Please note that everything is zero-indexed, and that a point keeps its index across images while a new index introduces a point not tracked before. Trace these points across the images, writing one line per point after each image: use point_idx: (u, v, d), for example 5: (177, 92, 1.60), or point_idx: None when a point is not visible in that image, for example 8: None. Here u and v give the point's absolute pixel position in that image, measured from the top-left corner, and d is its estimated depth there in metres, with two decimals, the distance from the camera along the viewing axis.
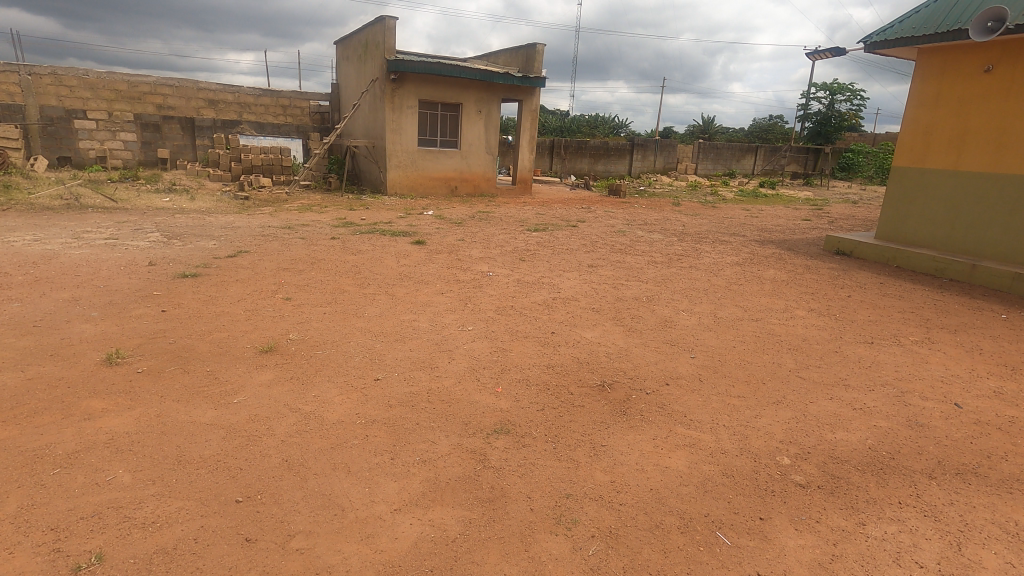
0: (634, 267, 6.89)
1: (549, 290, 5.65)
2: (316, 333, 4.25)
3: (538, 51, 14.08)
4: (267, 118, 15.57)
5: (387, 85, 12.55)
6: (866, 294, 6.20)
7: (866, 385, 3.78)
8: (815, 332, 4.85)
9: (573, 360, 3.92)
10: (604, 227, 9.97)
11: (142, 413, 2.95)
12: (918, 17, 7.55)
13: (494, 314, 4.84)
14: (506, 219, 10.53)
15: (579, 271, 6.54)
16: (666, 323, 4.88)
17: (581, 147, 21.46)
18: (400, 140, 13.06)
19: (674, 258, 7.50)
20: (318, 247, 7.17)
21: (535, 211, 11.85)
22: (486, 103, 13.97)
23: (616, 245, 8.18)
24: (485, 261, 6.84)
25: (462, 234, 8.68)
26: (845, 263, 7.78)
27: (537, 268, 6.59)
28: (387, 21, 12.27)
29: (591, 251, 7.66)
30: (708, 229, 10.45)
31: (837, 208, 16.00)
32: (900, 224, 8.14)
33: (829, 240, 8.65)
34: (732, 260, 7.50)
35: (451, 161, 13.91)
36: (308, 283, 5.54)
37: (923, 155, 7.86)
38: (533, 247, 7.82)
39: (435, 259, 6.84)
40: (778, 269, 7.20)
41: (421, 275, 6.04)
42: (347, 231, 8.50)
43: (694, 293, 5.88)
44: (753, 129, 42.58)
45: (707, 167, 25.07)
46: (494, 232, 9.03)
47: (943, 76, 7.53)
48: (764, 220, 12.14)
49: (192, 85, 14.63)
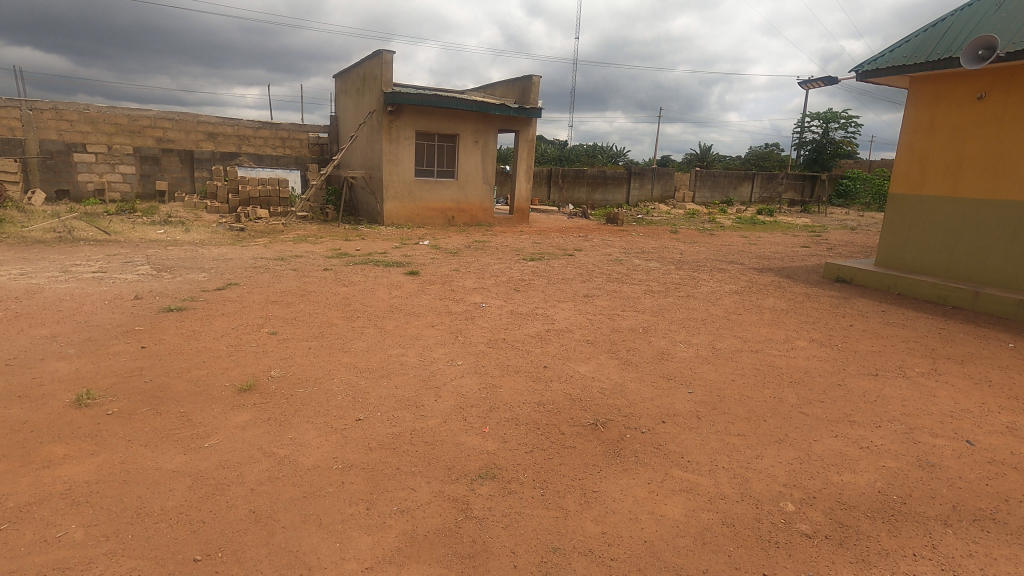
0: (631, 297, 6.78)
1: (543, 322, 5.51)
2: (299, 369, 4.10)
3: (534, 83, 14.26)
4: (266, 150, 15.73)
5: (384, 118, 12.67)
6: (868, 323, 6.06)
7: (873, 421, 3.60)
8: (816, 364, 4.69)
9: (565, 396, 3.76)
10: (601, 256, 9.88)
11: (105, 459, 2.79)
12: (908, 47, 7.61)
13: (485, 347, 4.70)
14: (503, 249, 10.47)
15: (575, 302, 6.42)
16: (662, 355, 4.73)
17: (579, 176, 21.62)
18: (397, 171, 13.11)
19: (672, 287, 7.38)
20: (309, 279, 7.07)
21: (532, 240, 11.80)
22: (483, 133, 14.07)
23: (612, 274, 8.08)
24: (478, 291, 6.75)
25: (457, 264, 8.59)
26: (845, 291, 7.66)
27: (532, 299, 6.47)
28: (384, 55, 12.47)
29: (587, 281, 7.56)
30: (706, 256, 10.36)
31: (835, 234, 15.99)
32: (901, 250, 8.04)
33: (829, 267, 8.56)
34: (730, 288, 7.39)
35: (448, 191, 13.94)
36: (296, 316, 5.42)
37: (919, 182, 7.82)
38: (528, 277, 7.72)
39: (428, 290, 6.74)
40: (777, 297, 7.08)
41: (413, 307, 5.92)
42: (341, 262, 8.41)
43: (692, 323, 5.75)
44: (749, 157, 43.00)
45: (704, 195, 25.19)
46: (490, 262, 8.95)
47: (935, 104, 7.54)
48: (762, 248, 12.07)
49: (192, 118, 14.91)
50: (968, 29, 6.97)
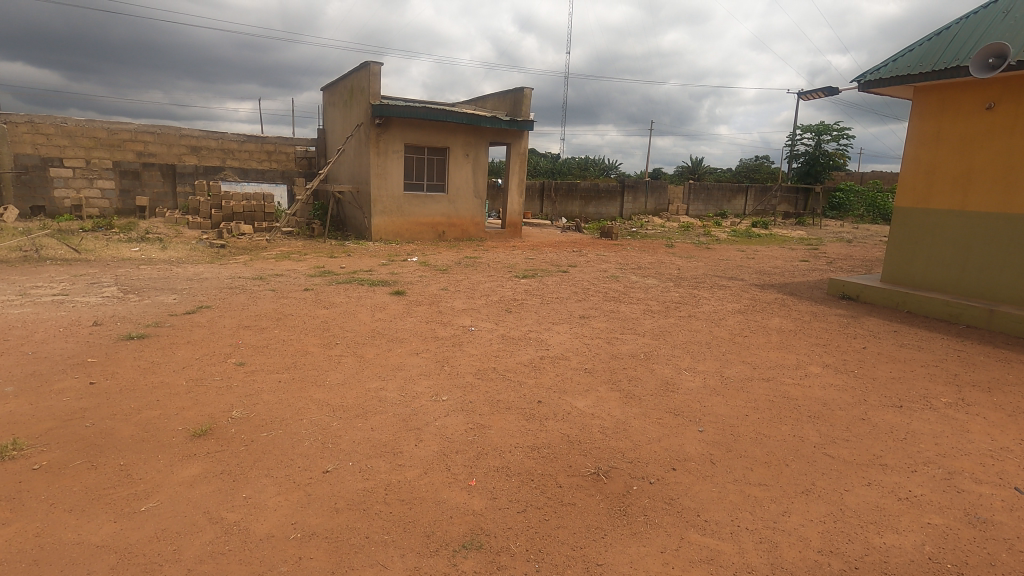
0: (629, 318, 6.39)
1: (537, 347, 5.11)
2: (263, 408, 3.66)
3: (526, 95, 14.00)
4: (251, 163, 15.33)
5: (372, 131, 12.33)
6: (882, 345, 5.70)
7: (907, 464, 3.21)
8: (835, 394, 4.30)
9: (562, 439, 3.35)
10: (596, 272, 9.52)
11: (18, 531, 2.34)
12: (912, 56, 7.38)
13: (474, 379, 4.28)
14: (495, 265, 10.08)
15: (570, 324, 6.03)
16: (667, 386, 4.33)
17: (572, 189, 21.37)
18: (385, 185, 12.75)
19: (671, 306, 7.01)
20: (288, 301, 6.65)
21: (525, 256, 11.42)
22: (474, 146, 13.74)
23: (609, 293, 7.71)
24: (468, 313, 6.35)
25: (446, 282, 8.20)
26: (853, 309, 7.32)
27: (525, 321, 6.08)
28: (372, 67, 12.17)
29: (582, 300, 7.18)
30: (705, 272, 10.02)
31: (832, 247, 15.75)
32: (909, 266, 7.73)
33: (834, 283, 8.24)
34: (733, 307, 7.03)
35: (438, 205, 13.58)
36: (268, 344, 4.98)
37: (926, 195, 7.53)
38: (521, 296, 7.33)
39: (414, 312, 6.34)
40: (783, 317, 6.72)
41: (397, 331, 5.51)
42: (323, 281, 7.99)
43: (696, 347, 5.37)
44: (741, 169, 43.14)
45: (698, 208, 25.03)
46: (481, 280, 8.56)
47: (941, 114, 7.29)
48: (761, 262, 11.75)
49: (174, 132, 14.50)
50: (974, 38, 6.74)
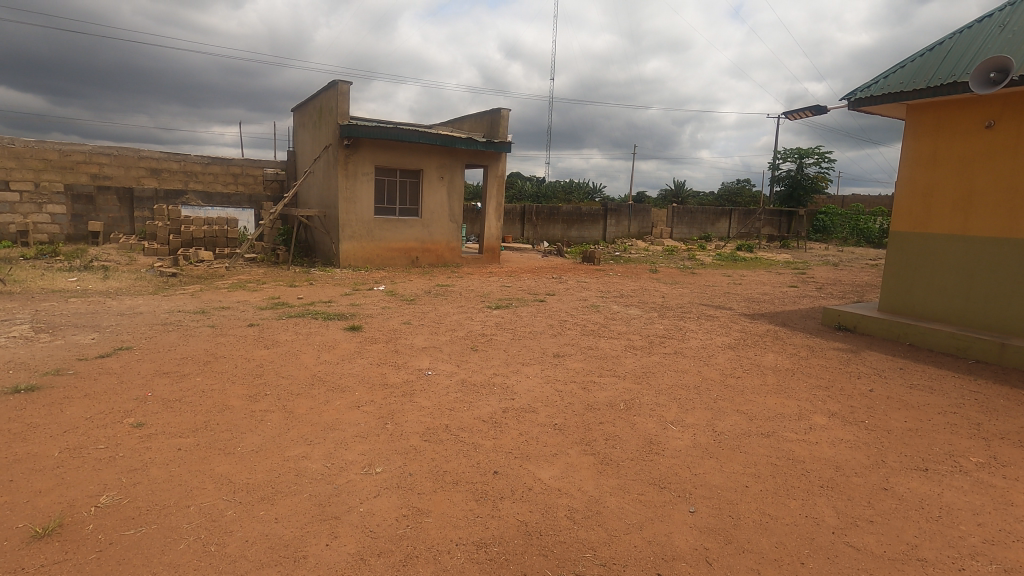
0: (609, 356, 5.73)
1: (501, 396, 4.40)
2: (145, 490, 2.91)
3: (503, 116, 13.54)
4: (216, 187, 14.59)
5: (340, 152, 11.72)
6: (889, 386, 5.08)
7: (952, 561, 2.55)
8: (848, 453, 3.65)
9: (520, 531, 2.64)
10: (575, 302, 8.88)
11: None
12: (904, 72, 6.99)
13: (419, 442, 3.56)
14: (467, 294, 9.40)
15: (542, 365, 5.34)
16: (651, 446, 3.65)
17: (553, 213, 20.89)
18: (354, 209, 12.10)
19: (656, 341, 6.36)
20: (225, 339, 5.89)
21: (501, 283, 10.78)
22: (450, 168, 13.18)
23: (587, 325, 7.06)
24: (427, 353, 5.64)
25: (411, 315, 7.49)
26: (851, 342, 6.76)
27: (491, 362, 5.38)
28: (341, 86, 11.63)
29: (558, 335, 6.51)
30: (691, 300, 9.44)
31: (820, 271, 15.36)
32: (908, 295, 7.22)
33: (828, 313, 7.71)
34: (722, 342, 6.41)
35: (412, 230, 12.92)
36: (183, 396, 4.23)
37: (924, 219, 7.05)
38: (490, 331, 6.64)
39: (366, 352, 5.62)
40: (778, 352, 6.11)
41: (341, 377, 4.77)
42: (273, 314, 7.23)
43: (683, 392, 4.70)
44: (723, 193, 43.30)
45: (682, 231, 24.70)
46: (449, 311, 7.87)
47: (938, 134, 6.86)
48: (748, 288, 11.23)
49: (133, 154, 13.75)
50: (969, 52, 6.36)
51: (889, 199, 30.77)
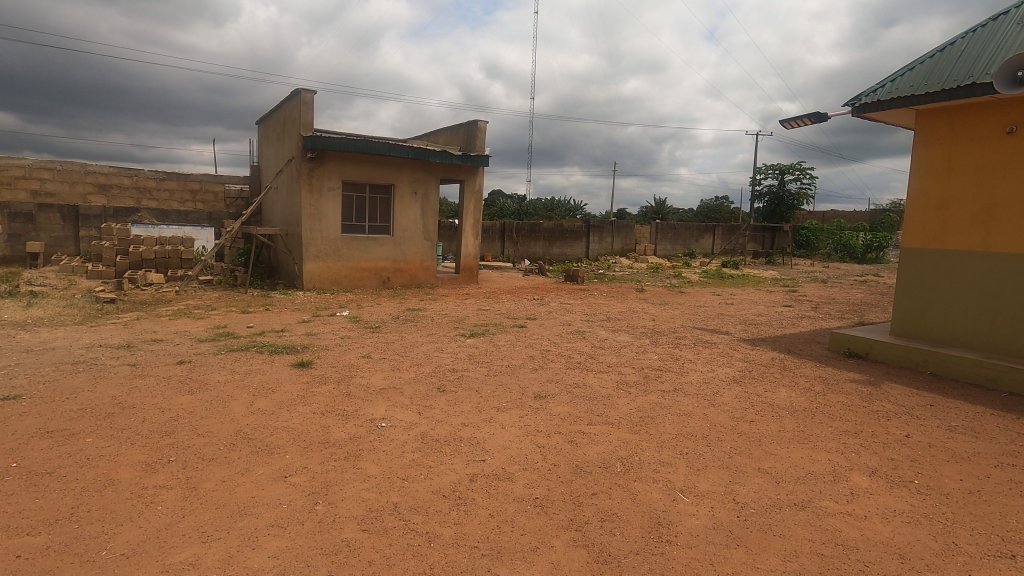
0: (600, 396, 4.91)
1: (468, 458, 3.53)
2: None
3: (480, 128, 12.86)
4: (172, 204, 13.58)
5: (303, 165, 10.87)
6: (927, 431, 4.33)
7: None
8: (909, 533, 2.86)
9: None
10: (558, 327, 8.06)
11: None
12: (911, 76, 6.48)
13: (356, 535, 2.68)
14: (440, 320, 8.54)
15: (521, 410, 4.48)
16: (660, 531, 2.81)
17: (534, 230, 20.17)
18: (319, 227, 11.21)
19: (651, 375, 5.55)
20: (143, 382, 4.93)
21: (478, 306, 9.95)
22: (423, 183, 12.38)
23: (573, 356, 6.24)
24: (384, 396, 4.74)
25: (373, 346, 6.60)
26: (866, 372, 6.05)
27: (460, 408, 4.51)
28: (304, 95, 10.82)
29: (540, 369, 5.68)
30: (684, 324, 8.70)
31: (811, 289, 14.84)
32: (924, 317, 6.56)
33: (835, 337, 7.03)
34: (726, 375, 5.64)
35: (382, 248, 12.04)
36: (57, 467, 3.28)
37: (939, 234, 6.42)
38: (463, 365, 5.78)
39: (312, 396, 4.72)
40: (790, 388, 5.36)
41: (272, 433, 3.87)
42: (213, 348, 6.27)
43: (691, 445, 3.89)
44: (703, 209, 43.21)
45: (666, 247, 24.19)
46: (418, 341, 6.99)
47: (953, 141, 6.27)
48: (742, 309, 10.55)
49: (79, 168, 12.72)
50: (985, 53, 5.89)
51: (869, 215, 30.85)
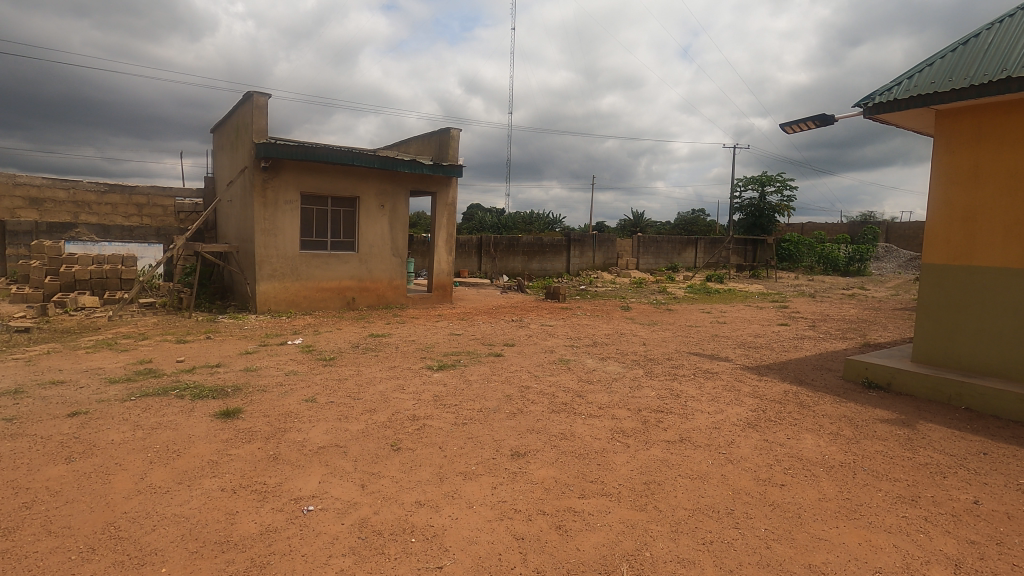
0: (592, 452, 3.98)
1: (419, 565, 2.57)
2: None
3: (453, 137, 12.01)
4: (115, 219, 12.38)
5: (256, 175, 9.84)
6: (998, 494, 3.50)
7: None
8: None
9: None
10: (539, 355, 7.12)
11: None
12: (930, 72, 5.80)
13: None
14: (406, 348, 7.53)
15: (494, 478, 3.53)
16: None
17: (513, 244, 19.31)
18: (275, 243, 10.16)
19: (651, 420, 4.65)
20: (9, 446, 3.83)
21: (450, 330, 8.98)
22: (391, 195, 11.43)
23: (558, 395, 5.31)
24: (321, 460, 3.74)
25: (322, 384, 5.58)
26: (896, 409, 5.24)
27: (416, 475, 3.53)
28: (257, 98, 9.83)
29: (519, 414, 4.73)
30: (678, 348, 7.84)
31: (801, 305, 14.21)
32: (952, 343, 5.81)
33: (851, 366, 6.24)
34: (738, 418, 4.77)
35: (346, 266, 11.02)
36: None
37: (966, 249, 5.70)
38: (426, 410, 4.80)
39: (228, 462, 3.68)
40: (816, 433, 4.50)
41: (155, 530, 2.83)
42: (123, 391, 5.17)
43: (716, 530, 2.98)
44: (681, 222, 43.05)
45: (648, 261, 23.55)
46: (376, 376, 5.98)
47: (979, 144, 5.58)
48: (737, 330, 9.77)
49: (6, 180, 11.48)
50: (1016, 47, 5.24)
51: (847, 227, 30.79)
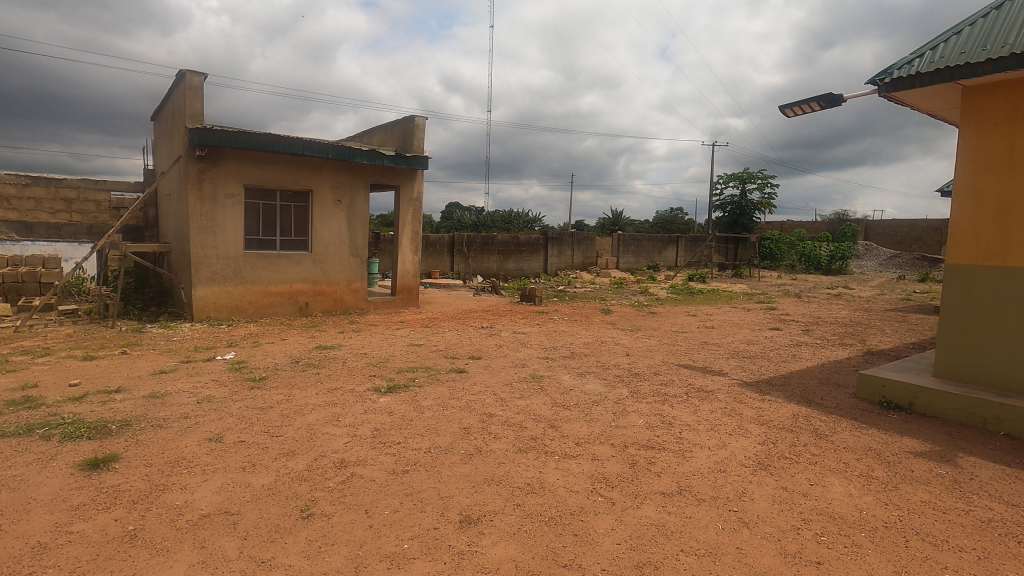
0: (566, 516, 3.03)
1: None
2: None
3: (417, 125, 10.98)
4: (40, 215, 11.01)
5: (191, 165, 8.70)
6: None
7: None
8: None
9: None
10: (508, 371, 6.16)
11: None
12: (958, 42, 4.98)
13: None
14: (354, 363, 6.49)
15: (431, 565, 2.56)
16: None
17: (487, 243, 18.33)
18: (215, 242, 9.03)
19: (640, 463, 3.73)
20: None
21: (411, 339, 7.98)
22: (349, 189, 10.36)
23: (526, 427, 4.35)
24: (195, 540, 2.73)
25: (237, 416, 4.53)
26: (927, 437, 4.41)
27: (322, 564, 2.55)
28: (191, 79, 8.70)
29: (475, 457, 3.77)
30: (665, 360, 6.94)
31: (789, 306, 13.52)
32: (984, 355, 5.02)
33: (865, 382, 5.43)
34: (746, 458, 3.88)
35: (298, 268, 9.93)
36: None
37: (1000, 248, 4.91)
38: (359, 454, 3.80)
39: (61, 547, 2.64)
40: (843, 477, 3.63)
41: None
42: None
43: None
44: (660, 220, 42.54)
45: (629, 260, 22.79)
46: (309, 403, 4.95)
47: (1015, 125, 4.79)
48: (727, 336, 8.94)
49: None
50: None
51: (827, 224, 30.54)
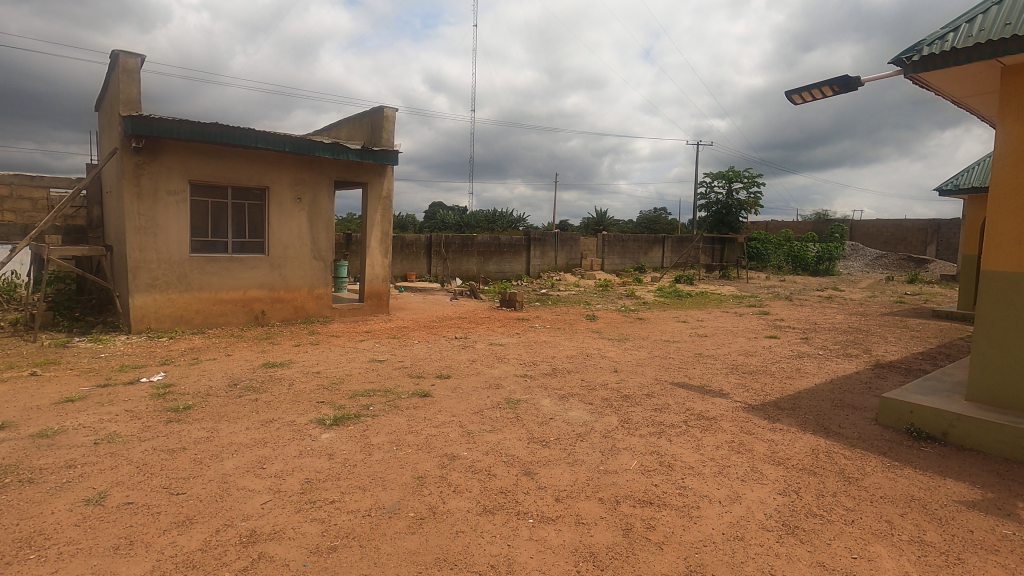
0: None
1: None
2: None
3: (387, 117, 10.10)
4: None
5: (126, 157, 7.74)
6: None
7: None
8: None
9: None
10: (479, 395, 5.32)
11: None
12: (997, 15, 4.29)
13: None
14: (302, 385, 5.61)
15: None
16: None
17: (466, 244, 17.48)
18: (155, 244, 8.08)
19: (637, 529, 2.93)
20: None
21: (373, 353, 7.11)
22: (310, 185, 9.45)
23: (494, 475, 3.52)
24: None
25: (136, 464, 3.63)
26: (975, 479, 3.69)
27: None
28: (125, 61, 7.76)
29: (426, 524, 2.93)
30: (657, 377, 6.16)
31: (782, 310, 12.89)
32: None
33: (889, 407, 4.71)
34: (767, 517, 3.11)
35: (253, 272, 9.01)
36: None
37: None
38: (277, 521, 2.94)
39: None
40: (892, 545, 2.87)
41: None
42: None
43: None
44: (644, 220, 42.05)
45: (614, 261, 22.08)
46: (234, 442, 4.07)
47: None
48: (723, 347, 8.20)
49: None
50: None
51: (813, 224, 30.20)
